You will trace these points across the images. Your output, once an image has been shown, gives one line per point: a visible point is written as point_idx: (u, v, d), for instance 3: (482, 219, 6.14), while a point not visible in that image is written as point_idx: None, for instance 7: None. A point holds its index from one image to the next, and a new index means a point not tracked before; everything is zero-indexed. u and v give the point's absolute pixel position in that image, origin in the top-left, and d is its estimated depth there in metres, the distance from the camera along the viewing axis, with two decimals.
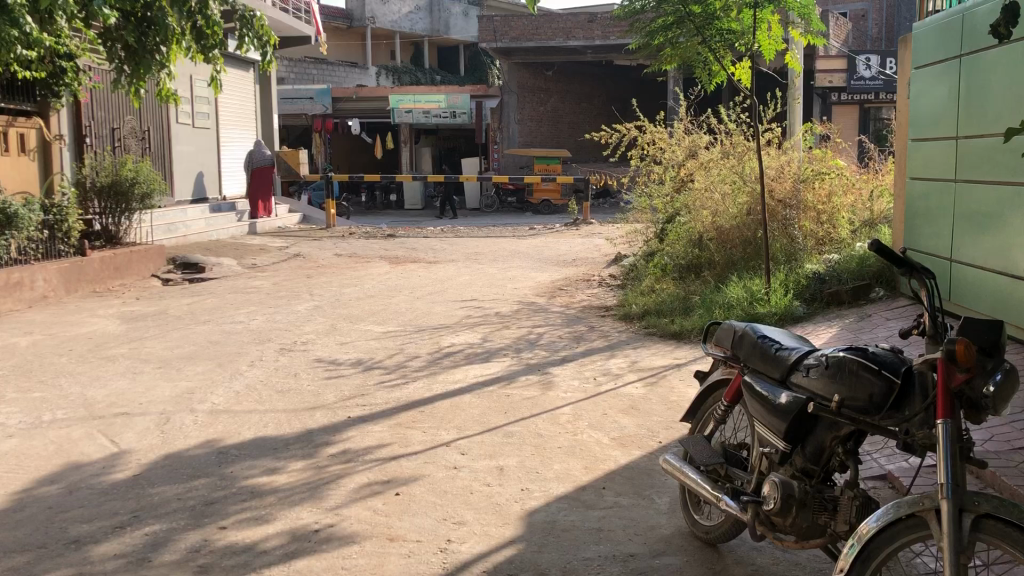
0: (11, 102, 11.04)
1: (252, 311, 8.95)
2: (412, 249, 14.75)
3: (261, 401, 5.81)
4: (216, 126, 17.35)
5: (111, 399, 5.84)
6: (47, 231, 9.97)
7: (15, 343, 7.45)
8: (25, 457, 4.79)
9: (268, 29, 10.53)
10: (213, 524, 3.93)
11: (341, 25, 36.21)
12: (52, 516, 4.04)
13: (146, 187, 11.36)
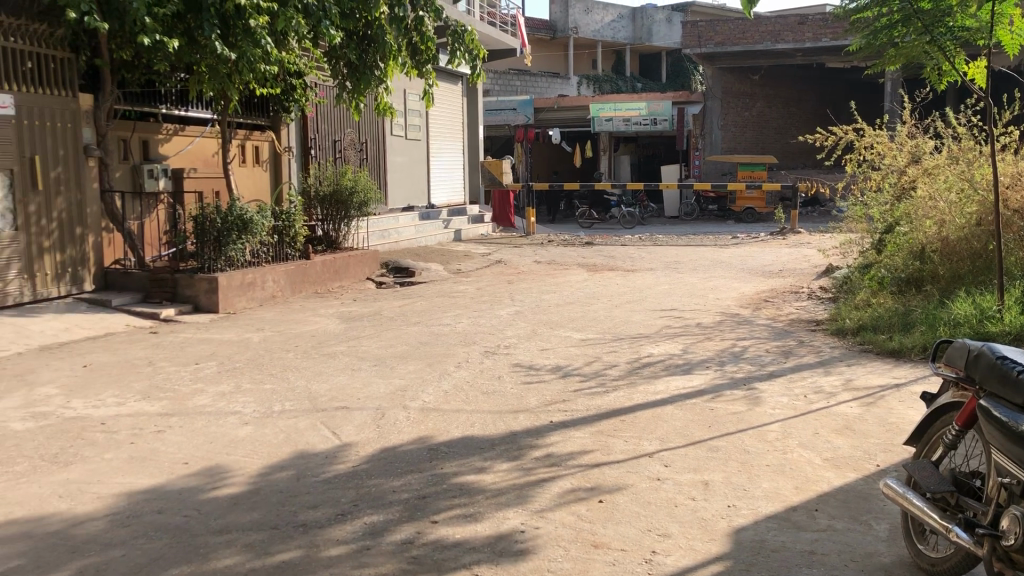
0: (249, 118, 12.11)
1: (459, 315, 9.29)
2: (611, 257, 14.75)
3: (468, 402, 6.02)
4: (427, 137, 18.15)
5: (333, 393, 6.24)
6: (277, 236, 10.79)
7: (249, 338, 8.12)
8: (259, 443, 5.22)
9: (478, 43, 10.88)
10: (427, 518, 4.10)
11: (545, 37, 36.81)
12: (283, 499, 4.37)
13: (363, 196, 12.01)
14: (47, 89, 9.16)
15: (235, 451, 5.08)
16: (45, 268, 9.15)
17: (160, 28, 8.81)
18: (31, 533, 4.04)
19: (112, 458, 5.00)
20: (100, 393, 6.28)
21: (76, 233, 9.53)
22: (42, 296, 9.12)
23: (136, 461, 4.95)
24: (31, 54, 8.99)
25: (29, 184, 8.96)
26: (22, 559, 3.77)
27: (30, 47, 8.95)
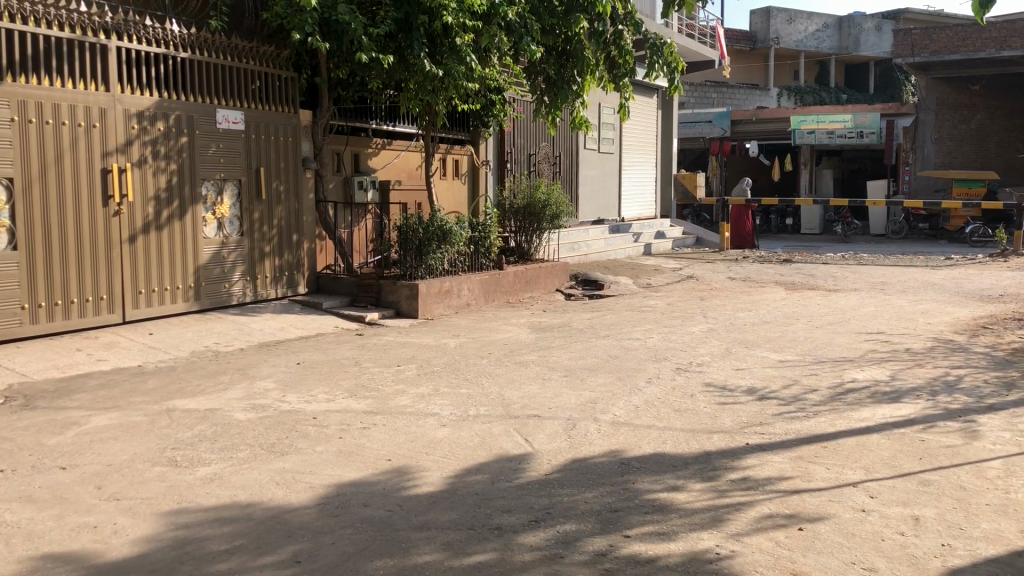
0: (451, 133, 12.62)
1: (650, 329, 9.23)
2: (811, 276, 14.17)
3: (660, 418, 5.95)
4: (620, 151, 18.18)
5: (526, 401, 6.36)
6: (473, 246, 11.14)
7: (445, 344, 8.44)
8: (456, 446, 5.40)
9: (677, 56, 10.79)
10: (620, 532, 4.10)
11: (744, 49, 36.01)
12: (480, 502, 4.50)
13: (555, 210, 12.17)
14: (272, 106, 9.91)
15: (434, 452, 5.29)
16: (265, 271, 9.90)
17: (375, 47, 9.37)
18: (252, 516, 4.37)
19: (322, 451, 5.33)
20: (312, 389, 6.73)
21: (293, 240, 10.25)
22: (261, 297, 9.87)
23: (343, 455, 5.25)
24: (260, 74, 9.75)
25: (254, 194, 9.73)
26: (245, 539, 4.09)
27: (259, 67, 9.69)
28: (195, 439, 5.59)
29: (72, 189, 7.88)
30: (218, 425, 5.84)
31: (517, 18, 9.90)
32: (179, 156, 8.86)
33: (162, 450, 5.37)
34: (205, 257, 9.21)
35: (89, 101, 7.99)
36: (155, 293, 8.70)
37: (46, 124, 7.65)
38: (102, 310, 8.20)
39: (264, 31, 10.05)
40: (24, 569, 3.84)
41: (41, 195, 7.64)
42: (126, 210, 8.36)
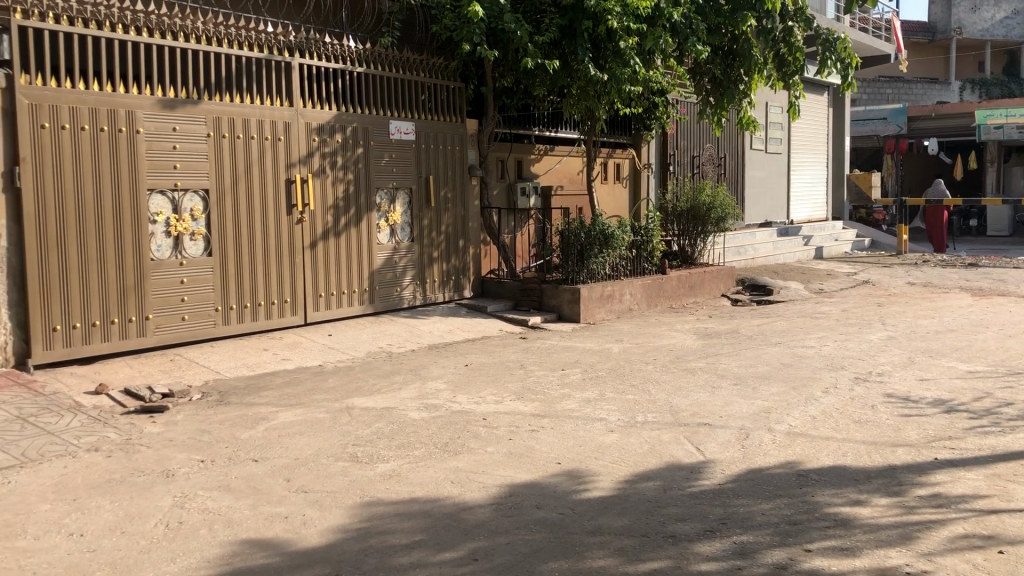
0: (614, 136, 12.63)
1: (823, 337, 8.88)
2: (1000, 282, 13.21)
3: (839, 430, 5.71)
4: (788, 151, 17.60)
5: (695, 409, 6.26)
6: (635, 250, 11.08)
7: (610, 349, 8.43)
8: (626, 452, 5.38)
9: (851, 51, 10.36)
10: (800, 546, 3.97)
11: (922, 41, 34.15)
12: (653, 508, 4.47)
13: (721, 213, 11.90)
14: (441, 116, 10.23)
15: (604, 457, 5.29)
16: (434, 275, 10.22)
17: (541, 54, 9.51)
18: (429, 512, 4.52)
19: (494, 452, 5.44)
20: (481, 391, 6.88)
21: (460, 246, 10.52)
22: (430, 300, 10.19)
23: (514, 456, 5.34)
24: (429, 85, 10.09)
25: (423, 201, 10.06)
26: (424, 534, 4.24)
27: (428, 79, 10.05)
28: (374, 436, 5.83)
29: (259, 200, 8.41)
30: (395, 424, 6.08)
31: (682, 19, 9.84)
32: (355, 165, 9.28)
33: (344, 446, 5.64)
34: (379, 262, 9.60)
35: (275, 115, 8.50)
36: (333, 296, 9.14)
37: (237, 139, 8.20)
38: (285, 312, 8.70)
39: (433, 43, 10.42)
40: (225, 553, 4.14)
41: (233, 206, 8.18)
42: (308, 218, 8.84)
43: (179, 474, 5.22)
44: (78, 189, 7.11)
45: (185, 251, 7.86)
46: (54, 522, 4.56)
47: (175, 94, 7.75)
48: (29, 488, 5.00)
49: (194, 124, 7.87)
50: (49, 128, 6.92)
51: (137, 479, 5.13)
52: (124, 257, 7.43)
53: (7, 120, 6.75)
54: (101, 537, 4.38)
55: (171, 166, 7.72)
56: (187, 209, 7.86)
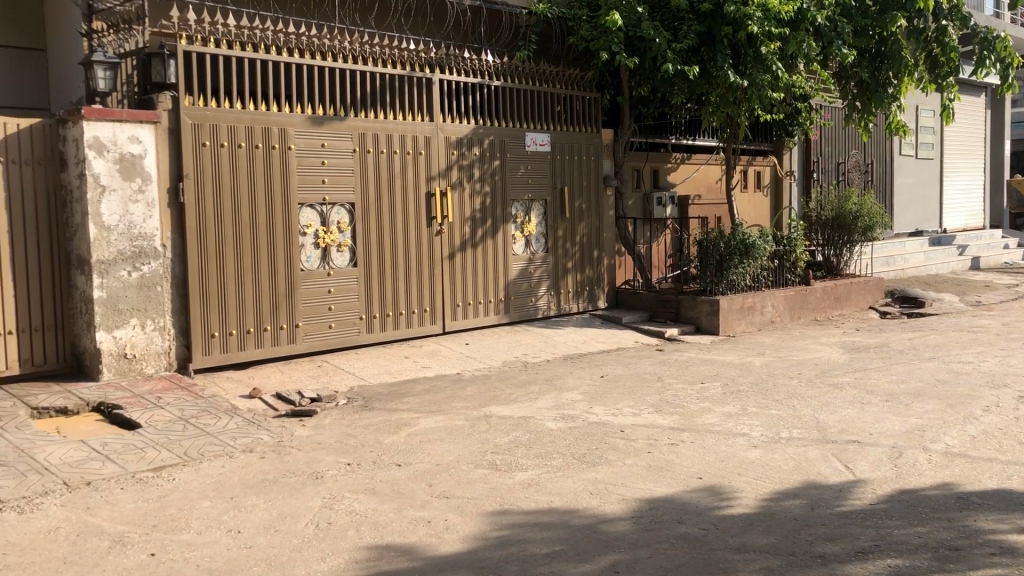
0: (754, 143, 12.35)
1: (982, 352, 8.37)
2: None
3: (1002, 451, 5.37)
4: (940, 156, 16.74)
5: (843, 425, 6.02)
6: (777, 260, 10.74)
7: (751, 362, 8.22)
8: (770, 468, 5.23)
9: (1012, 50, 9.77)
10: (962, 573, 3.75)
11: None
12: (800, 527, 4.32)
13: (868, 221, 11.48)
14: (576, 126, 10.27)
15: (747, 473, 5.16)
16: (569, 286, 10.24)
17: (680, 61, 9.42)
18: (569, 522, 4.53)
19: (632, 464, 5.40)
20: (619, 403, 6.84)
21: (595, 256, 10.51)
22: (565, 311, 10.22)
23: (653, 469, 5.28)
24: (565, 96, 10.16)
25: (559, 212, 10.11)
26: (564, 544, 4.24)
27: (564, 90, 10.12)
28: (512, 444, 5.90)
29: (401, 212, 8.66)
30: (532, 433, 6.12)
31: (827, 21, 9.56)
32: (492, 177, 9.43)
33: (483, 453, 5.73)
34: (515, 272, 9.71)
35: (416, 130, 8.74)
36: (470, 306, 9.30)
37: (381, 153, 8.48)
38: (424, 321, 8.92)
39: (569, 55, 10.49)
40: (372, 555, 4.27)
41: (376, 218, 8.46)
42: (447, 230, 9.04)
43: (327, 476, 5.43)
44: (235, 203, 7.52)
45: (332, 262, 8.17)
46: (214, 518, 4.82)
47: (323, 112, 8.09)
48: (191, 485, 5.31)
49: (341, 141, 8.18)
50: (210, 146, 7.36)
51: (288, 480, 5.37)
52: (276, 268, 7.79)
53: (173, 139, 7.23)
54: (257, 534, 4.60)
55: (320, 181, 8.04)
56: (334, 221, 8.18)
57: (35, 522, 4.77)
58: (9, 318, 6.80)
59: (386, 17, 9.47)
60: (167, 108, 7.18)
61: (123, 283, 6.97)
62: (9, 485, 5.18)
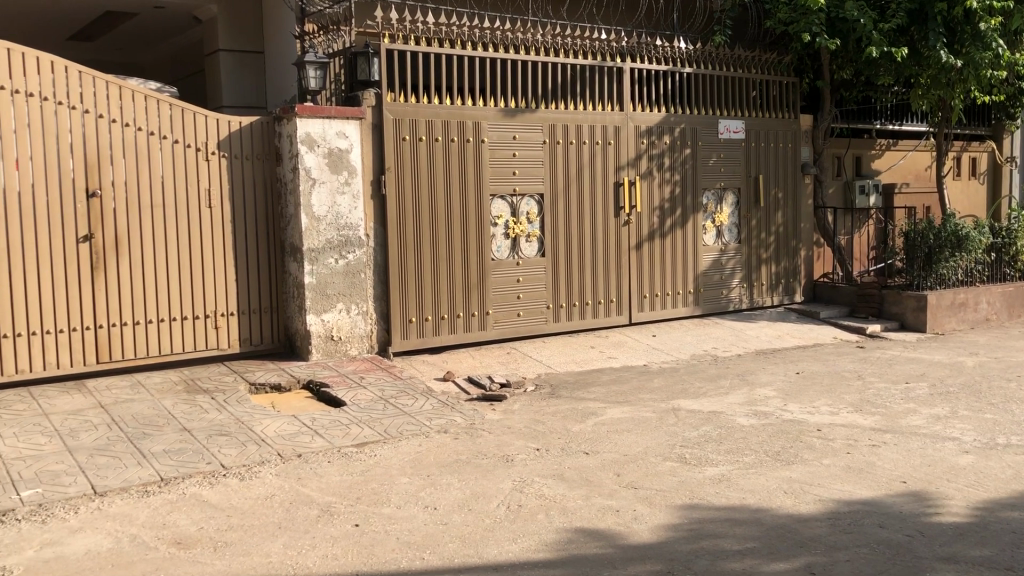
0: (969, 127, 11.53)
1: None
2: None
3: None
4: None
5: None
6: (994, 254, 9.97)
7: (962, 362, 7.68)
8: (984, 476, 4.88)
9: None
10: None
11: None
12: (1020, 541, 4.01)
13: None
14: (772, 113, 9.92)
15: (958, 479, 4.84)
16: (763, 278, 9.94)
17: (887, 42, 8.93)
18: (762, 520, 4.42)
19: (829, 464, 5.19)
20: (815, 400, 6.59)
21: (791, 246, 10.13)
22: (758, 304, 9.92)
23: (853, 471, 5.06)
24: (761, 82, 9.84)
25: (752, 201, 9.82)
26: (756, 542, 4.15)
27: (760, 76, 9.80)
28: (702, 438, 5.81)
29: (590, 203, 8.70)
30: (722, 428, 6.01)
31: None
32: (683, 166, 9.30)
33: (671, 446, 5.69)
34: (705, 264, 9.54)
35: (606, 120, 8.76)
36: (658, 297, 9.23)
37: (571, 145, 8.56)
38: (611, 312, 8.94)
39: (766, 39, 10.17)
40: (562, 539, 4.35)
41: (565, 209, 8.55)
42: (635, 220, 9.00)
43: (518, 460, 5.57)
44: (431, 194, 7.82)
45: (521, 252, 8.35)
46: (412, 494, 5.07)
47: (516, 105, 8.25)
48: (391, 462, 5.60)
49: (532, 132, 8.32)
50: (409, 140, 7.69)
51: (480, 462, 5.56)
52: (469, 257, 8.04)
53: (376, 135, 7.62)
54: (452, 512, 4.80)
55: (511, 172, 8.22)
56: (524, 212, 8.34)
57: (254, 488, 5.20)
58: (231, 300, 7.42)
59: (578, 8, 9.52)
60: (370, 105, 7.56)
61: (330, 270, 7.42)
62: (231, 453, 5.66)
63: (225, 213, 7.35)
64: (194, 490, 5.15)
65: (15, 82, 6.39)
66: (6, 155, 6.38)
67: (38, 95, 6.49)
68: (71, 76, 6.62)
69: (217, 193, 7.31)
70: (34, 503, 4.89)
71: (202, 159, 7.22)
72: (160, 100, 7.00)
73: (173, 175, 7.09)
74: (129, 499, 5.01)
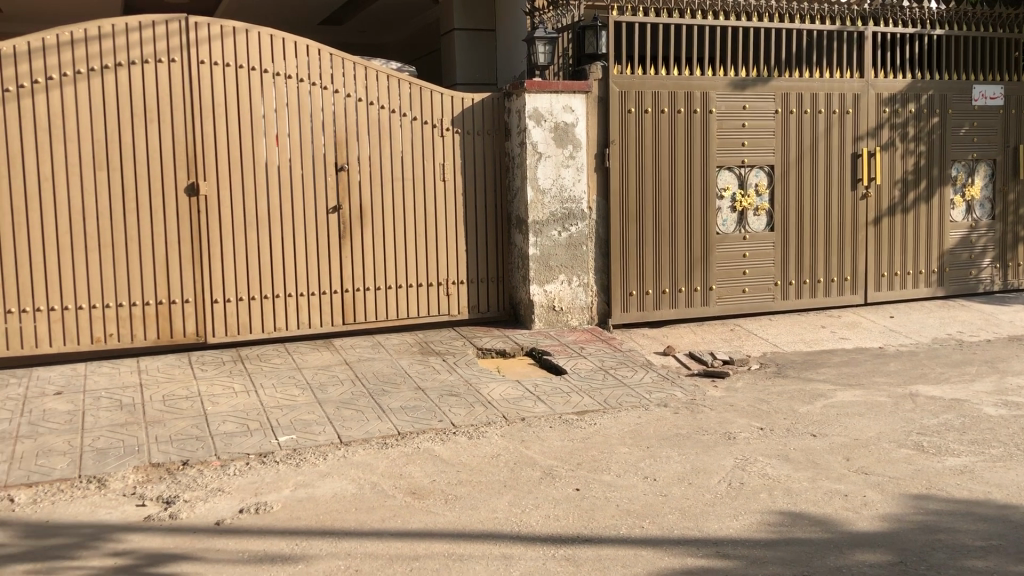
0: None
1: None
2: None
3: None
4: None
5: None
6: None
7: None
8: None
9: None
10: None
11: None
12: None
13: None
14: None
15: None
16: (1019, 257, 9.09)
17: None
18: (1010, 518, 4.12)
19: None
20: None
21: None
22: (1012, 286, 9.09)
23: None
24: None
25: (1011, 173, 8.98)
26: (1002, 541, 3.88)
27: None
28: (942, 427, 5.46)
29: (824, 175, 8.31)
30: (967, 417, 5.61)
31: None
32: (929, 136, 8.65)
33: (907, 433, 5.39)
34: (952, 241, 8.85)
35: (845, 88, 8.31)
36: (897, 276, 8.68)
37: (805, 114, 8.20)
38: (845, 290, 8.52)
39: None
40: (785, 520, 4.27)
41: (796, 182, 8.23)
42: (874, 193, 8.50)
43: (740, 437, 5.49)
44: (656, 166, 7.79)
45: (748, 225, 8.13)
46: (633, 464, 5.14)
47: (747, 74, 8.01)
48: (612, 431, 5.69)
49: (764, 102, 8.05)
50: (634, 112, 7.70)
51: (702, 437, 5.52)
52: (693, 230, 7.95)
53: (602, 107, 7.69)
54: (672, 484, 4.82)
55: (739, 144, 8.02)
56: (752, 184, 8.11)
57: (481, 447, 5.47)
58: (461, 270, 7.78)
59: None
60: (598, 78, 7.63)
61: (553, 242, 7.61)
62: (461, 413, 5.98)
63: (457, 186, 7.71)
64: (427, 445, 5.50)
65: (275, 65, 7.04)
66: (268, 132, 7.05)
67: (295, 77, 7.10)
68: (324, 58, 7.17)
69: (451, 167, 7.67)
70: (289, 447, 5.42)
71: (437, 135, 7.60)
72: (401, 79, 7.42)
73: (411, 150, 7.52)
74: (370, 450, 5.44)
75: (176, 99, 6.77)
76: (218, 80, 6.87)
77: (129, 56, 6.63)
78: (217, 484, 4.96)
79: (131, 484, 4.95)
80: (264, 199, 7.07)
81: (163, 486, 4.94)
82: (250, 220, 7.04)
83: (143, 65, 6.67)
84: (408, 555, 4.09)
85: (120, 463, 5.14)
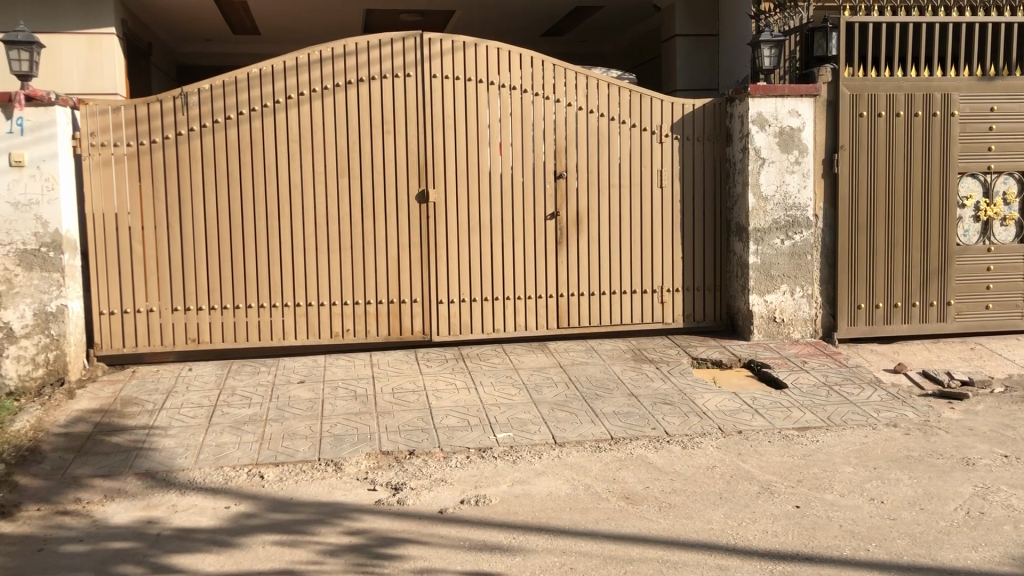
0: None
1: None
2: None
3: None
4: None
5: None
6: None
7: None
8: None
9: None
10: None
11: None
12: None
13: None
14: None
15: None
16: None
17: None
18: None
19: None
20: None
21: None
22: None
23: None
24: None
25: None
26: None
27: None
28: None
29: None
30: None
31: None
32: None
33: None
34: None
35: None
36: None
37: None
38: None
39: None
40: None
41: None
42: None
43: (980, 464, 5.10)
44: (890, 171, 7.39)
45: (994, 236, 7.55)
46: (857, 484, 4.91)
47: (995, 72, 7.44)
48: (834, 449, 5.46)
49: (1016, 102, 7.45)
50: (866, 116, 7.34)
51: (936, 461, 5.18)
52: (930, 240, 7.46)
53: (831, 111, 7.39)
54: (901, 508, 4.56)
55: (985, 148, 7.45)
56: (1000, 191, 7.52)
57: (695, 457, 5.42)
58: (677, 277, 7.73)
59: None
60: (827, 81, 7.33)
61: (776, 250, 7.39)
62: (675, 422, 5.95)
63: (675, 193, 7.67)
64: (641, 452, 5.53)
65: (501, 77, 7.32)
66: (493, 140, 7.34)
67: (519, 88, 7.35)
68: (547, 68, 7.38)
69: (670, 174, 7.65)
70: (507, 445, 5.62)
71: (656, 141, 7.60)
72: (622, 87, 7.50)
73: (630, 157, 7.57)
74: (585, 452, 5.53)
75: (410, 111, 7.21)
76: (448, 92, 7.24)
77: (369, 72, 7.13)
78: (440, 474, 5.23)
79: (364, 470, 5.32)
80: (486, 205, 7.37)
81: (391, 473, 5.28)
82: (474, 224, 7.35)
83: (382, 80, 7.15)
84: (622, 558, 4.14)
85: (354, 449, 5.54)
